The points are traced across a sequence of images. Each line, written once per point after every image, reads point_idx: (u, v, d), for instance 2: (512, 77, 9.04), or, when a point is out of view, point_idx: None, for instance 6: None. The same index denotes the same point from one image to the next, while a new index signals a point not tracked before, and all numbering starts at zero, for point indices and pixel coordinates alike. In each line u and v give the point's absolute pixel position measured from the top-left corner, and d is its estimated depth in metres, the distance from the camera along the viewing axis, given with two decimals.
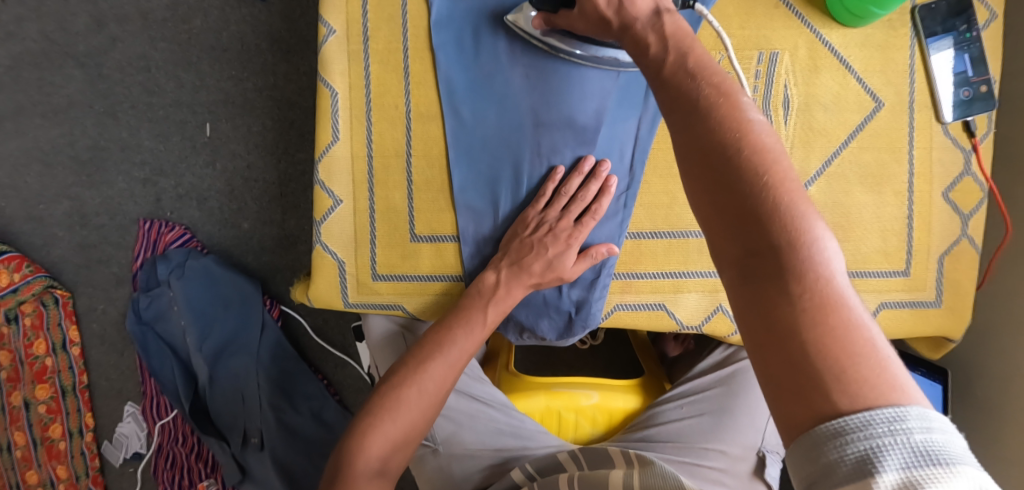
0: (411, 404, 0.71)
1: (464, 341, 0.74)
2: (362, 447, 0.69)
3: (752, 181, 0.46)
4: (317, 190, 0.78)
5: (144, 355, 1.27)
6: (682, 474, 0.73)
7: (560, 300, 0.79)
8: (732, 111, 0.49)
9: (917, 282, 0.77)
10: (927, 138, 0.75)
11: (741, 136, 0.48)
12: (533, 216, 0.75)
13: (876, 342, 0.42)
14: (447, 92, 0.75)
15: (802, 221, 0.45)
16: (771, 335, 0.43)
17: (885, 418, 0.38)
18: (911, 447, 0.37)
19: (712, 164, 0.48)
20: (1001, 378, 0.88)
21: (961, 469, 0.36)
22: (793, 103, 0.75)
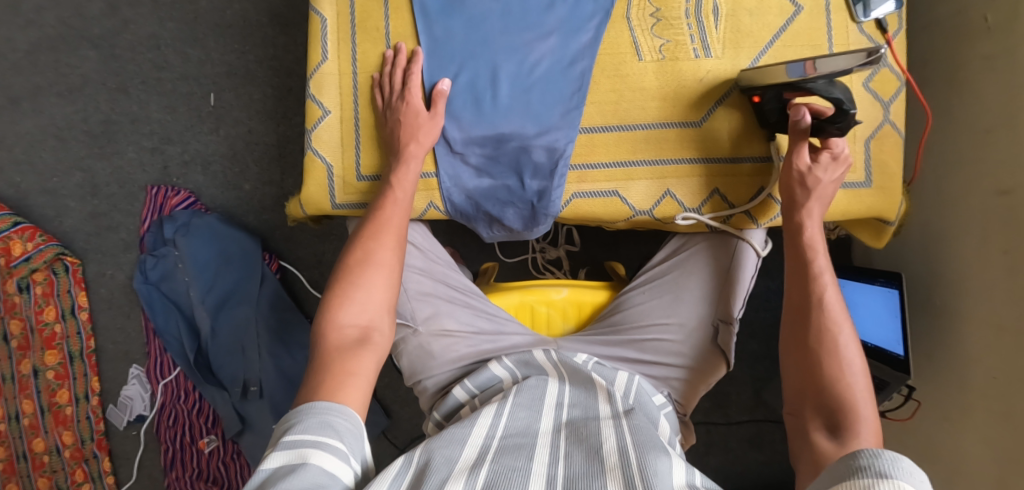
0: (366, 291, 0.74)
1: (391, 210, 0.79)
2: (332, 323, 0.72)
3: (828, 367, 0.70)
4: (309, 103, 0.86)
5: (150, 312, 1.34)
6: (644, 353, 0.82)
7: (524, 190, 0.84)
8: (823, 311, 0.73)
9: (845, 164, 0.78)
10: (844, 36, 0.80)
11: (824, 341, 0.71)
12: (386, 110, 0.83)
13: None
14: (421, 12, 0.83)
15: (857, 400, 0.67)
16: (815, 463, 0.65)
17: (907, 463, 0.54)
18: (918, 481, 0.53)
19: (800, 349, 0.73)
20: (950, 283, 0.95)
21: None
22: (721, 10, 0.80)
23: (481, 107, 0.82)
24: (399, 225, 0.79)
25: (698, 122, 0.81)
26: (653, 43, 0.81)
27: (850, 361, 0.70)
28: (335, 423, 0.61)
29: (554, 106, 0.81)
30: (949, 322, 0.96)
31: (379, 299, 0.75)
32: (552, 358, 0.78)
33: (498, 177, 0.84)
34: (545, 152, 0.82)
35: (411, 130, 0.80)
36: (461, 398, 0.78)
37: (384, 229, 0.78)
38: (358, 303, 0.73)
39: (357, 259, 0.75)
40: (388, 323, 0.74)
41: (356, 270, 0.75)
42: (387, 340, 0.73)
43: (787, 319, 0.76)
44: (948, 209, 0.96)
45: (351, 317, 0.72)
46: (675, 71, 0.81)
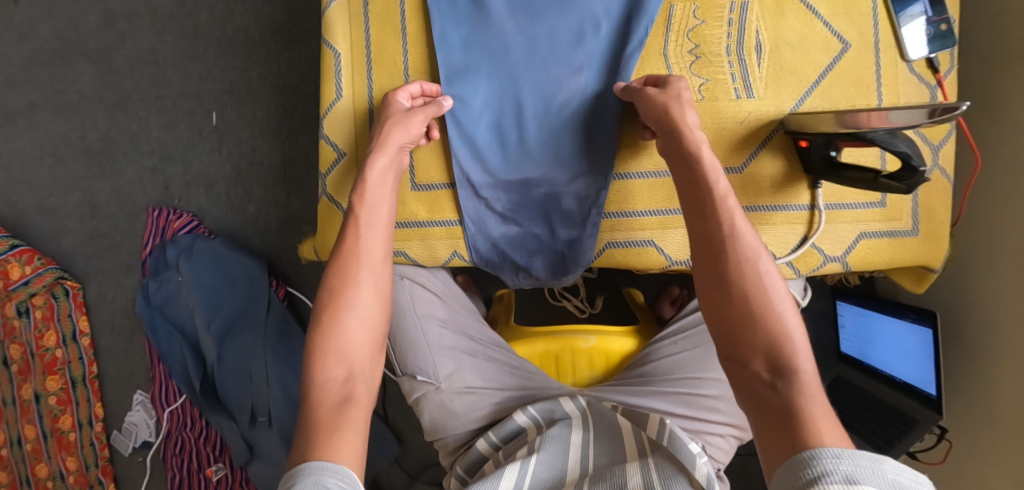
0: (346, 337, 0.67)
1: (370, 240, 0.73)
2: (315, 379, 0.65)
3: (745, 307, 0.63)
4: (322, 144, 0.82)
5: (153, 337, 1.30)
6: (678, 406, 0.76)
7: (552, 238, 0.83)
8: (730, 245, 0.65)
9: (893, 211, 0.76)
10: (892, 76, 0.76)
11: (755, 294, 0.63)
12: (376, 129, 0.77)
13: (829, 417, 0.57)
14: (442, 48, 0.79)
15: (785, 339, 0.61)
16: (772, 423, 0.57)
17: (866, 459, 0.50)
18: (886, 477, 0.49)
19: (715, 287, 0.65)
20: (983, 318, 0.91)
21: None
22: (764, 47, 0.76)
23: (506, 155, 0.80)
24: (376, 254, 0.73)
25: (739, 167, 0.76)
26: (692, 81, 0.76)
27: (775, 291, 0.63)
28: (325, 480, 0.55)
29: (585, 151, 0.80)
30: (981, 359, 0.92)
31: (362, 343, 0.68)
32: (580, 406, 0.75)
33: (526, 225, 0.83)
34: (576, 201, 0.81)
35: (381, 141, 0.75)
36: (484, 450, 0.76)
37: (352, 263, 0.71)
38: (336, 351, 0.66)
39: (331, 299, 0.69)
40: (371, 364, 0.68)
41: (328, 308, 0.69)
42: (372, 389, 0.67)
43: (705, 268, 0.66)
44: (980, 244, 0.92)
45: (336, 374, 0.65)
46: (714, 111, 0.76)
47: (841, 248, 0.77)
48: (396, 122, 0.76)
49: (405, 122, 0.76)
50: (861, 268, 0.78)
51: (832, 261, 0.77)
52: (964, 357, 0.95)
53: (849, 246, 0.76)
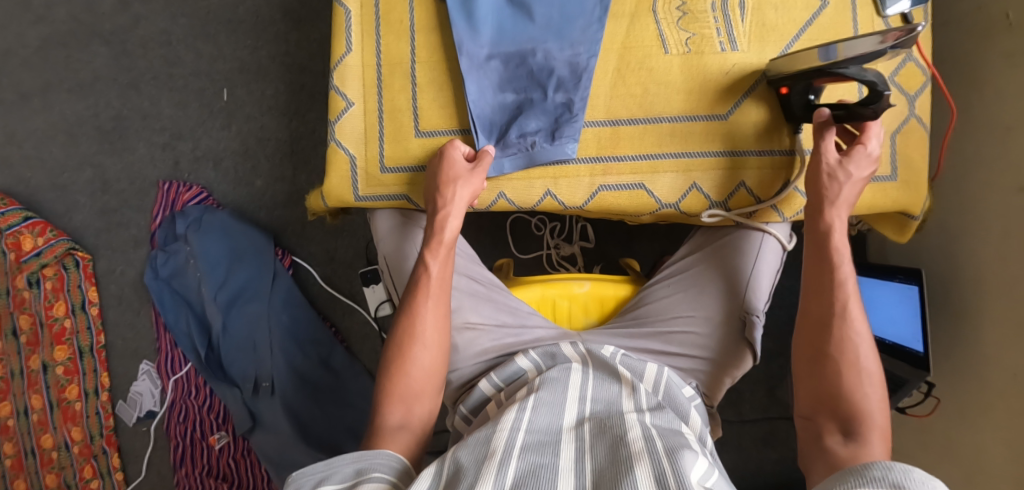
0: (416, 350, 0.77)
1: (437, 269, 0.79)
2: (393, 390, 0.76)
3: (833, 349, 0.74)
4: (332, 95, 0.84)
5: (161, 308, 1.34)
6: (670, 345, 0.82)
7: (549, 102, 0.81)
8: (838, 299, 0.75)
9: (871, 158, 0.78)
10: (870, 29, 0.79)
11: (846, 349, 0.74)
12: (432, 173, 0.80)
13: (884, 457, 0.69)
14: None
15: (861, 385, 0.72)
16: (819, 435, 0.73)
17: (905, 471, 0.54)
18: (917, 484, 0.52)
19: (812, 341, 0.76)
20: (970, 279, 0.95)
21: None
22: (747, 5, 0.79)
23: (501, 23, 0.81)
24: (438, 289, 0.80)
25: (725, 115, 0.79)
26: (678, 36, 0.79)
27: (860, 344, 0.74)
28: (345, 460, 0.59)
29: (575, 25, 0.80)
30: (968, 319, 0.95)
31: (428, 359, 0.77)
32: (579, 351, 0.78)
33: (522, 90, 0.81)
34: (567, 66, 0.79)
35: (448, 210, 0.79)
36: (488, 391, 0.79)
37: (428, 289, 0.79)
38: (407, 361, 0.77)
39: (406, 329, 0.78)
40: (428, 405, 0.77)
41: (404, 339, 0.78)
42: (427, 420, 0.76)
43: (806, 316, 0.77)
44: (964, 207, 0.96)
45: (405, 391, 0.76)
46: (701, 65, 0.79)
47: None
48: (461, 181, 0.78)
49: (470, 181, 0.78)
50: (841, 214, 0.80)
51: None
52: (954, 318, 0.98)
53: None
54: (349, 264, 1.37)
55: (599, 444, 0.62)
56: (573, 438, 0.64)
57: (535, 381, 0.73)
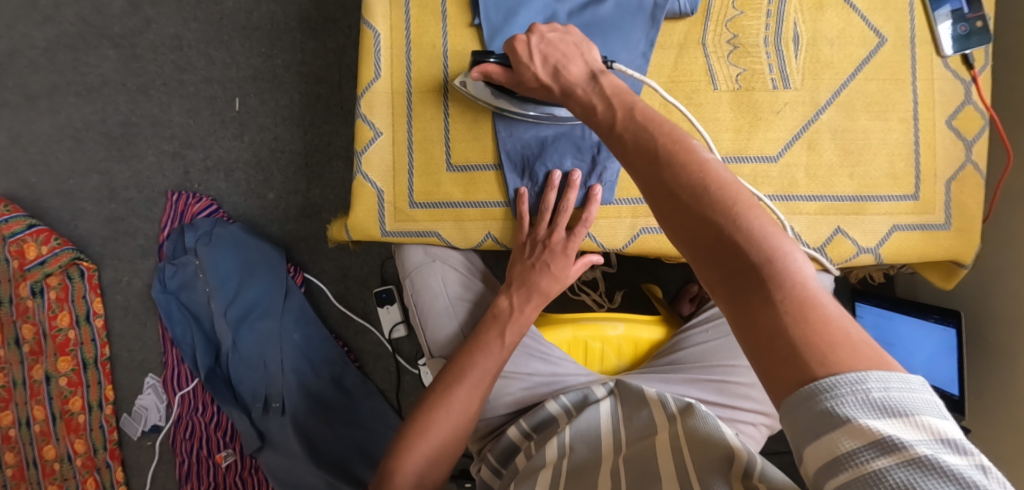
0: (438, 431, 0.74)
1: (485, 362, 0.76)
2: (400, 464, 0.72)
3: (715, 210, 0.52)
4: (358, 123, 0.80)
5: (168, 323, 1.30)
6: (710, 393, 0.78)
7: (586, 140, 0.78)
8: (677, 151, 0.55)
9: (926, 205, 0.76)
10: (928, 71, 0.76)
11: (721, 201, 0.52)
12: (528, 238, 0.80)
13: (849, 330, 0.46)
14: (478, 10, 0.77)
15: (769, 243, 0.49)
16: (763, 340, 0.47)
17: (848, 380, 0.43)
18: (873, 403, 0.42)
19: (678, 212, 0.53)
20: (1009, 322, 0.91)
21: (917, 417, 0.42)
22: (802, 39, 0.76)
23: None
24: (483, 375, 0.76)
25: (774, 156, 0.76)
26: (729, 71, 0.77)
27: (734, 190, 0.52)
28: None
29: (619, 57, 0.76)
30: (1008, 363, 0.92)
31: (448, 441, 0.74)
32: (609, 390, 0.78)
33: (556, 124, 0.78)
34: None
35: (543, 292, 0.79)
36: (517, 438, 0.77)
37: (466, 376, 0.76)
38: (429, 442, 0.73)
39: (433, 407, 0.75)
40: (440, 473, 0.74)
41: (428, 414, 0.75)
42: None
43: (649, 186, 0.55)
44: (1005, 247, 0.93)
45: (417, 466, 0.72)
46: (750, 102, 0.77)
47: (874, 240, 0.76)
48: (555, 273, 0.78)
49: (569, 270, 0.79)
50: (892, 261, 0.78)
51: (864, 252, 0.77)
52: (988, 361, 0.95)
53: (882, 237, 0.76)
54: (363, 282, 1.34)
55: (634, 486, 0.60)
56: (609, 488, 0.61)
57: (566, 427, 0.72)
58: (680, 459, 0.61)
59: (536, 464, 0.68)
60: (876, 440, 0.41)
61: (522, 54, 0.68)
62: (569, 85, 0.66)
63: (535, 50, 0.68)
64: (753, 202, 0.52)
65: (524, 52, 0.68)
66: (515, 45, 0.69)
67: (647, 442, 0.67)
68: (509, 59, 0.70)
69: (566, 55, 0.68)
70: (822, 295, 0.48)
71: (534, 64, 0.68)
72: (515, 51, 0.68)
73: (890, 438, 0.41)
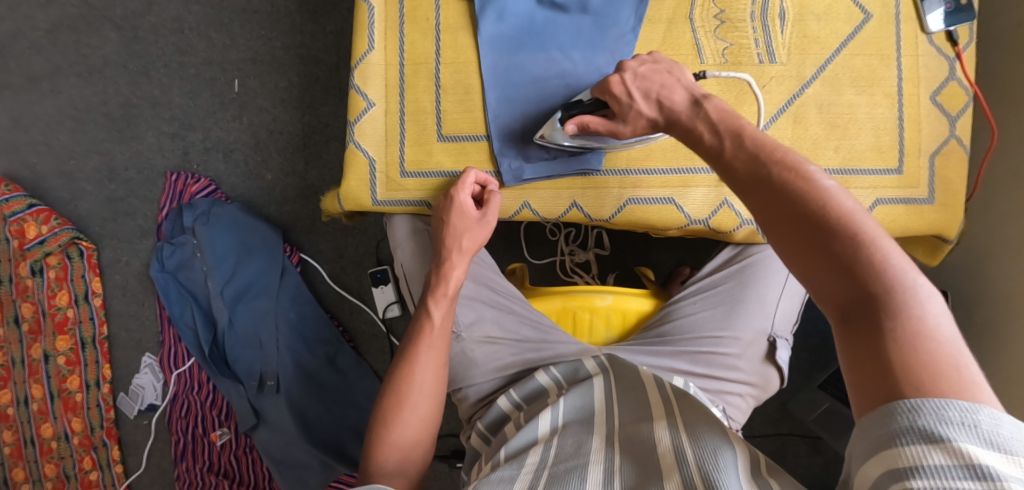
0: (406, 420, 0.75)
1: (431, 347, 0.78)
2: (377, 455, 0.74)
3: (834, 238, 0.52)
4: (352, 94, 0.82)
5: (166, 301, 1.31)
6: (697, 365, 0.80)
7: None
8: (797, 178, 0.56)
9: (910, 179, 0.77)
10: (913, 46, 0.77)
11: (843, 229, 0.52)
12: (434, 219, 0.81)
13: (963, 365, 0.46)
14: None
15: (887, 273, 0.50)
16: (868, 362, 0.49)
17: (958, 406, 0.43)
18: (976, 430, 0.42)
19: (795, 237, 0.54)
20: (996, 302, 0.92)
21: (1019, 460, 0.41)
22: (788, 14, 0.77)
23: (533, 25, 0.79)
24: (437, 359, 0.79)
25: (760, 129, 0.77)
26: (716, 45, 0.78)
27: (857, 220, 0.52)
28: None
29: (608, 33, 0.78)
30: (994, 343, 0.93)
31: (417, 428, 0.76)
32: (600, 363, 0.77)
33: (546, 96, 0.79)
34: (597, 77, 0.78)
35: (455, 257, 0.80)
36: (507, 408, 0.78)
37: (417, 366, 0.77)
38: (398, 432, 0.75)
39: (396, 397, 0.76)
40: (424, 453, 0.77)
41: (392, 404, 0.76)
42: (421, 469, 0.76)
43: (767, 211, 0.57)
44: (992, 227, 0.93)
45: (393, 456, 0.74)
46: (737, 76, 0.78)
47: None
48: (470, 233, 0.80)
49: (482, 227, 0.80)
50: None
51: None
52: (975, 343, 0.96)
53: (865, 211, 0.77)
54: (359, 262, 1.35)
55: (630, 462, 0.59)
56: (602, 458, 0.60)
57: (557, 399, 0.73)
58: (675, 435, 0.61)
59: (526, 435, 0.68)
60: (967, 463, 0.41)
61: (622, 96, 0.70)
62: (672, 114, 0.68)
63: (636, 83, 0.70)
64: (880, 234, 0.52)
65: (621, 90, 0.70)
66: (611, 84, 0.71)
67: (642, 425, 0.65)
68: (607, 104, 0.72)
69: (664, 85, 0.69)
70: (940, 330, 0.48)
71: (636, 103, 0.70)
72: (611, 92, 0.71)
73: (983, 466, 0.41)
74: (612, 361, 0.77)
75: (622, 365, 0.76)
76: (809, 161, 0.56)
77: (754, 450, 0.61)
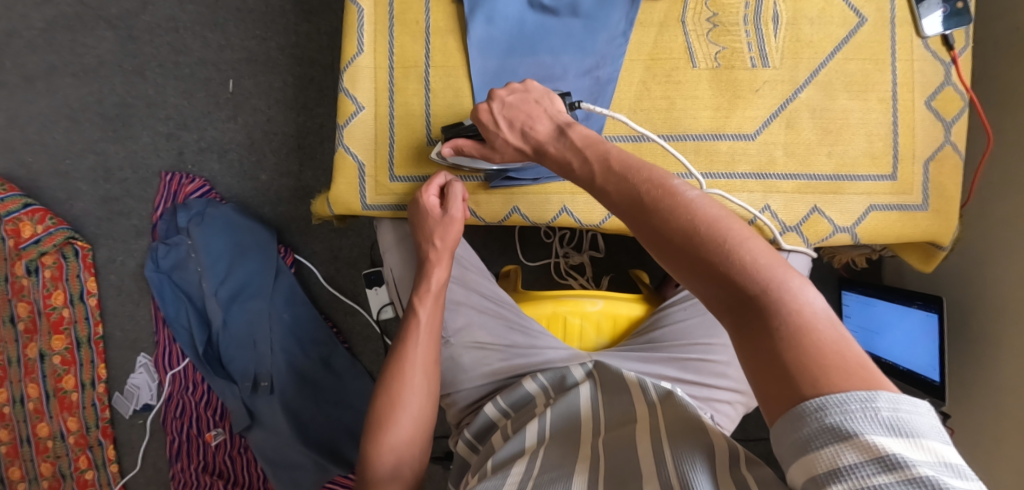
0: (401, 421, 0.75)
1: (421, 347, 0.78)
2: (372, 459, 0.74)
3: (707, 249, 0.53)
4: (341, 97, 0.81)
5: (160, 301, 1.31)
6: (687, 372, 0.79)
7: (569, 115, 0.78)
8: (665, 195, 0.57)
9: (904, 185, 0.76)
10: (908, 51, 0.76)
11: (708, 240, 0.53)
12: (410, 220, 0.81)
13: (848, 352, 0.48)
14: None
15: (762, 273, 0.51)
16: (763, 364, 0.49)
17: (858, 397, 0.45)
18: (880, 420, 0.44)
19: (669, 255, 0.56)
20: (992, 308, 0.91)
21: (920, 440, 0.43)
22: (782, 18, 0.77)
23: (523, 30, 0.79)
24: (428, 359, 0.78)
25: (753, 135, 0.77)
26: (708, 50, 0.77)
27: (721, 228, 0.54)
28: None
29: (600, 35, 0.77)
30: (990, 349, 0.92)
31: (412, 430, 0.76)
32: (587, 371, 0.78)
33: None
34: (589, 81, 0.77)
35: (438, 258, 0.80)
36: (494, 416, 0.78)
37: (409, 367, 0.77)
38: (392, 434, 0.75)
39: (388, 399, 0.76)
40: (419, 456, 0.77)
41: (385, 407, 0.76)
42: (417, 472, 0.76)
43: (642, 231, 0.58)
44: (988, 233, 0.93)
45: (389, 459, 0.74)
46: (730, 80, 0.77)
47: (851, 219, 0.77)
48: (442, 234, 0.79)
49: (449, 224, 0.78)
50: (869, 241, 0.78)
51: (841, 232, 0.77)
52: (970, 349, 0.95)
53: (859, 217, 0.77)
54: (353, 263, 1.35)
55: (613, 471, 0.59)
56: (586, 466, 0.60)
57: (544, 407, 0.72)
58: (660, 443, 0.61)
59: (513, 443, 0.67)
60: (877, 456, 0.43)
61: (487, 123, 0.72)
62: (539, 145, 0.69)
63: (498, 112, 0.71)
64: (747, 237, 0.53)
65: (487, 118, 0.72)
66: (477, 115, 0.72)
67: (625, 429, 0.66)
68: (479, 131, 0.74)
69: (530, 116, 0.70)
70: (820, 318, 0.49)
71: (501, 131, 0.71)
72: (481, 121, 0.72)
73: (890, 455, 0.43)
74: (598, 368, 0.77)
75: (610, 370, 0.76)
76: (671, 175, 0.57)
77: (735, 445, 0.59)
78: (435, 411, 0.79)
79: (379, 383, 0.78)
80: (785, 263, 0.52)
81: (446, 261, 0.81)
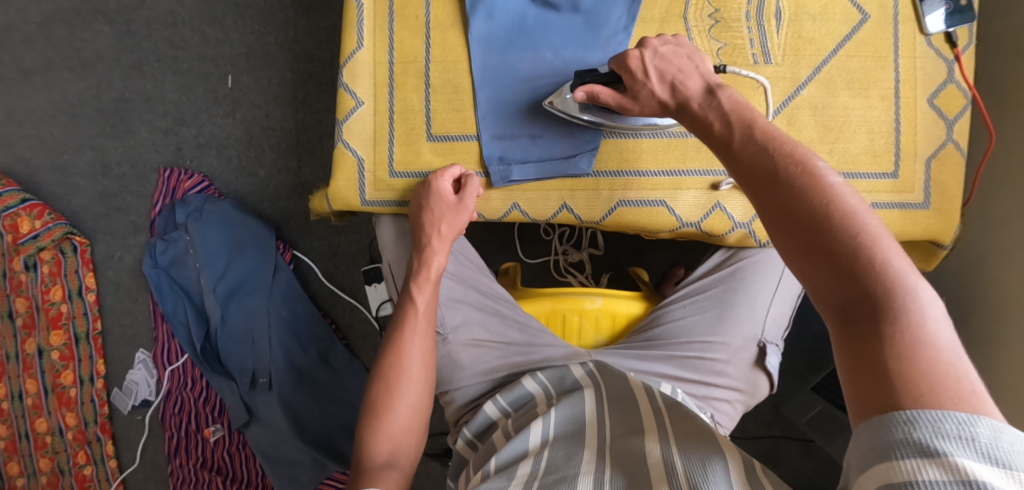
0: (397, 409, 0.75)
1: (416, 335, 0.78)
2: (367, 447, 0.73)
3: (839, 238, 0.51)
4: (341, 92, 0.81)
5: (158, 297, 1.30)
6: (686, 370, 0.79)
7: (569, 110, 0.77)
8: (800, 176, 0.54)
9: (904, 183, 0.76)
10: (910, 48, 0.76)
11: (843, 229, 0.51)
12: (416, 204, 0.80)
13: (963, 375, 0.45)
14: None
15: (894, 276, 0.49)
16: (866, 366, 0.47)
17: (956, 418, 0.42)
18: (975, 444, 0.41)
19: (795, 233, 0.53)
20: (992, 307, 0.91)
21: (1022, 475, 0.40)
22: (783, 15, 0.76)
23: (523, 25, 0.78)
24: (425, 347, 0.78)
25: None
26: (710, 46, 0.76)
27: (860, 218, 0.51)
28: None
29: (601, 31, 0.77)
30: (990, 348, 0.92)
31: (408, 419, 0.75)
32: (587, 370, 0.77)
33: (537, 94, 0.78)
34: None
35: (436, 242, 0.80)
36: (493, 415, 0.77)
37: (405, 355, 0.77)
38: (388, 421, 0.74)
39: (385, 388, 0.76)
40: (414, 444, 0.76)
41: (383, 395, 0.75)
42: (413, 460, 0.75)
43: (772, 205, 0.56)
44: (988, 231, 0.92)
45: (385, 446, 0.73)
46: (731, 76, 0.76)
47: None
48: (447, 219, 0.78)
49: (461, 213, 0.79)
50: None
51: None
52: (970, 348, 0.95)
53: None
54: (352, 260, 1.34)
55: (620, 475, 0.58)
56: (591, 467, 0.60)
57: (547, 408, 0.72)
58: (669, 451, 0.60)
59: (518, 446, 0.67)
60: (963, 479, 0.39)
61: (635, 70, 0.69)
62: (683, 100, 0.67)
63: (647, 61, 0.69)
64: (884, 238, 0.50)
65: (637, 66, 0.69)
66: (624, 60, 0.70)
67: (631, 436, 0.65)
68: (622, 78, 0.71)
69: (682, 70, 0.68)
70: (940, 339, 0.46)
71: (650, 80, 0.69)
72: (629, 67, 0.69)
73: (980, 483, 0.39)
74: (600, 369, 0.77)
75: (610, 372, 0.76)
76: (815, 155, 0.54)
77: (749, 457, 0.60)
78: (430, 402, 0.79)
79: (373, 373, 0.78)
80: (916, 272, 0.49)
81: (446, 245, 0.80)
